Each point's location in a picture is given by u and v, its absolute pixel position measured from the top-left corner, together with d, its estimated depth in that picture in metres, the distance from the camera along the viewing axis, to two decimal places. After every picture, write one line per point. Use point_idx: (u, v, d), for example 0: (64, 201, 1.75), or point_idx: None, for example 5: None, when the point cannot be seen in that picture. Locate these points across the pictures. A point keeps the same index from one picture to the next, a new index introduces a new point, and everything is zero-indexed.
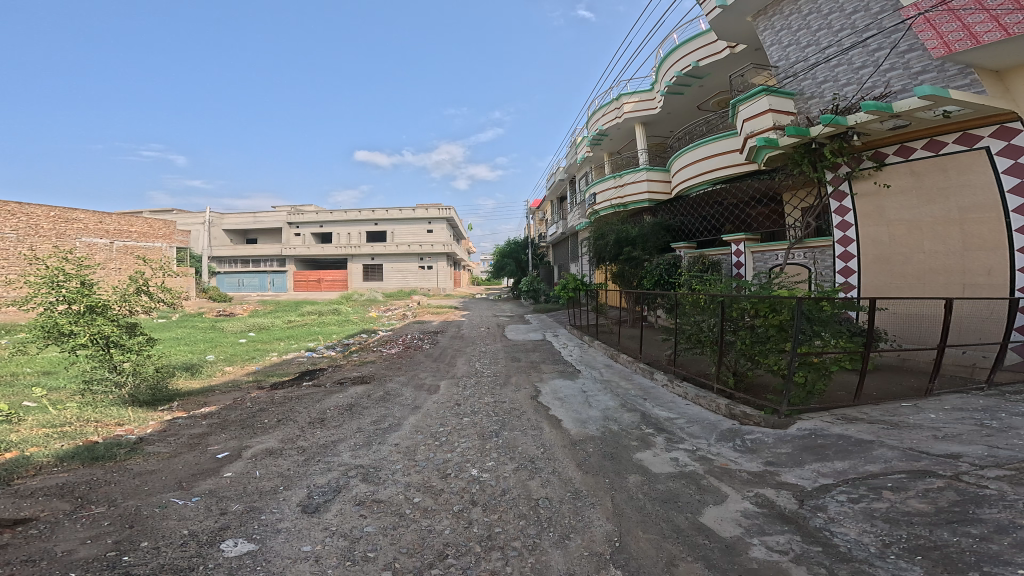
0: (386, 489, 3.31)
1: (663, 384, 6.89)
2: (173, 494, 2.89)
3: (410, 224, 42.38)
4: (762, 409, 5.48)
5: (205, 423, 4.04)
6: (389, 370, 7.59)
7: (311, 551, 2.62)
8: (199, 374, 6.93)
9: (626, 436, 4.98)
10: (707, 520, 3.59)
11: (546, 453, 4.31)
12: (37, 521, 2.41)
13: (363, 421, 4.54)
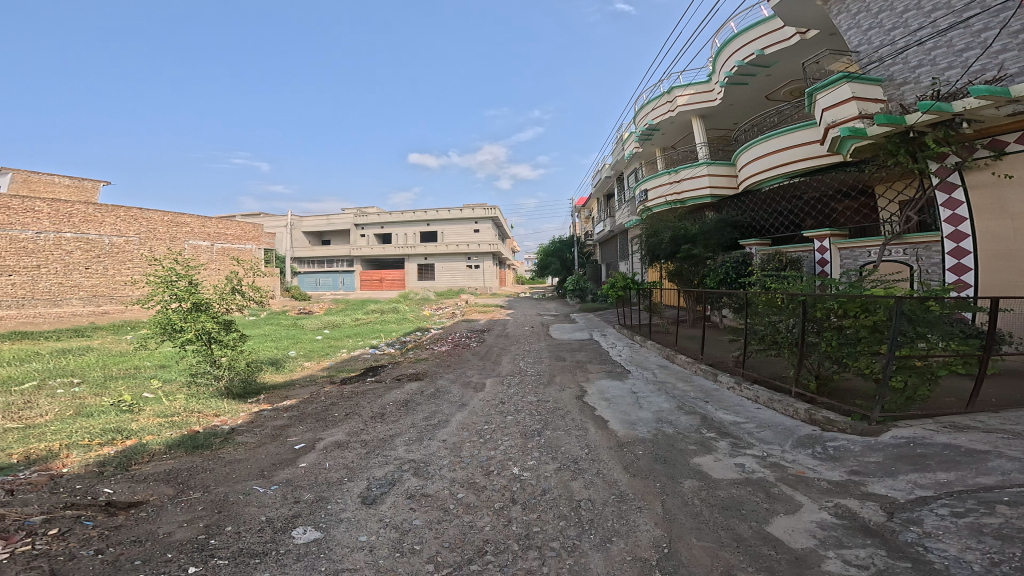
0: (433, 484, 3.53)
1: (728, 386, 6.61)
2: (256, 482, 3.31)
3: (458, 224, 43.49)
4: (850, 415, 5.08)
5: (287, 416, 4.55)
6: (437, 368, 7.89)
7: (367, 541, 2.86)
8: (282, 369, 7.77)
9: (683, 440, 4.89)
10: (775, 530, 3.41)
11: (590, 453, 4.34)
12: (147, 505, 2.90)
13: (417, 417, 4.82)
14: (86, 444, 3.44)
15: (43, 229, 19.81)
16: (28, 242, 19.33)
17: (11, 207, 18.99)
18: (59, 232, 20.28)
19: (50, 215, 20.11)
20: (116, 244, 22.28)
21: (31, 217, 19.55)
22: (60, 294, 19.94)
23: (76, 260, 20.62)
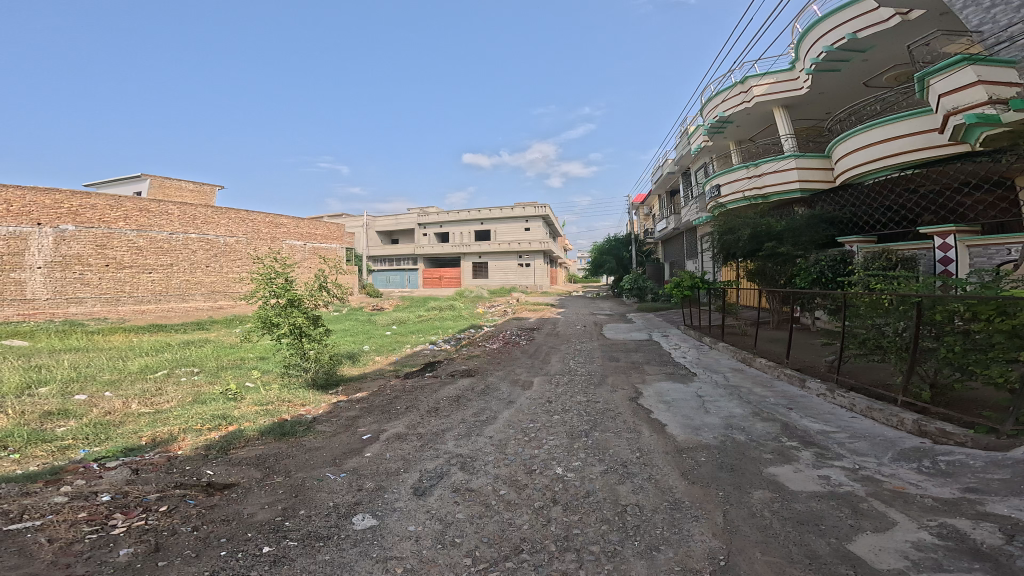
0: (478, 479, 3.65)
1: (818, 394, 6.22)
2: (329, 469, 3.70)
3: (510, 223, 44.06)
4: (972, 428, 4.43)
5: (359, 407, 5.12)
6: (490, 365, 8.12)
7: (415, 531, 2.97)
8: (356, 362, 8.53)
9: (758, 449, 4.61)
10: (857, 549, 3.06)
11: (641, 458, 4.30)
12: (237, 487, 3.41)
13: (466, 413, 5.08)
14: (199, 429, 4.32)
15: (176, 231, 22.52)
16: (164, 242, 22.04)
17: (153, 211, 21.67)
18: (186, 233, 22.94)
19: (180, 217, 22.75)
20: (229, 245, 24.95)
21: (165, 219, 22.20)
22: (187, 290, 22.69)
23: (198, 259, 23.29)
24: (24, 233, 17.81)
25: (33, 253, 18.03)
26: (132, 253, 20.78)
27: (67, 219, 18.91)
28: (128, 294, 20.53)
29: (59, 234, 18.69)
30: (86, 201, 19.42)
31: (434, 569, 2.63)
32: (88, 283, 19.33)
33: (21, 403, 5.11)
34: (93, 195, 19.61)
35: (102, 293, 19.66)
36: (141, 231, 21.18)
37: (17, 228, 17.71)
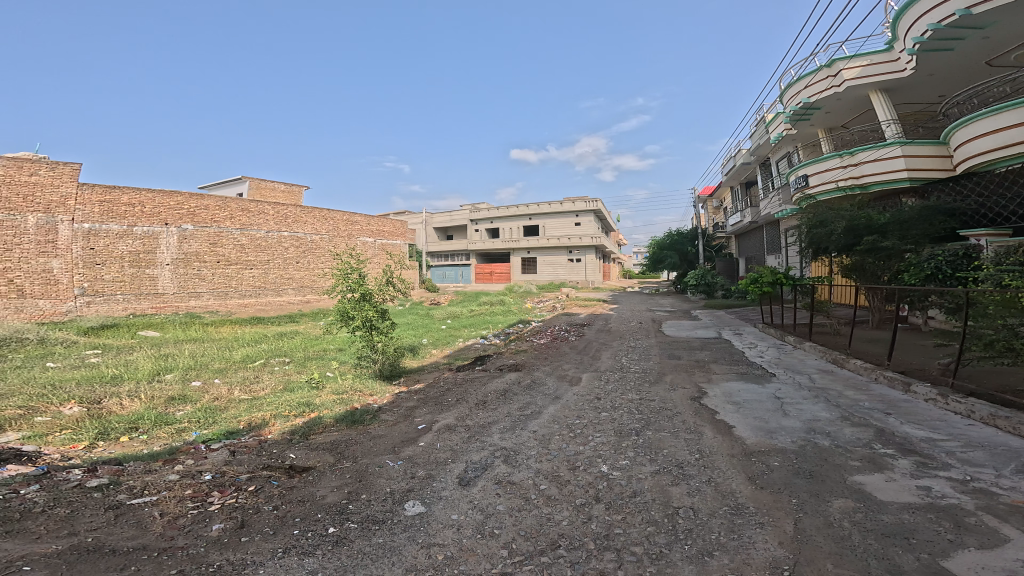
0: (519, 472, 3.71)
1: (924, 398, 5.61)
2: (388, 457, 4.01)
3: (559, 218, 44.18)
4: None
5: (416, 397, 5.72)
6: (538, 361, 8.17)
7: (457, 519, 3.04)
8: (415, 355, 9.05)
9: (843, 456, 4.23)
10: (953, 566, 2.66)
11: (701, 459, 4.14)
12: (313, 470, 3.81)
13: (512, 407, 5.28)
14: (286, 415, 4.98)
15: (270, 229, 24.22)
16: (262, 240, 23.76)
17: (252, 211, 23.41)
18: (279, 232, 24.65)
19: (273, 217, 24.48)
20: (314, 242, 26.78)
21: (261, 218, 23.85)
22: (280, 285, 24.49)
23: (287, 256, 25.05)
24: (153, 233, 19.55)
25: (160, 250, 19.79)
26: (236, 249, 22.51)
27: (186, 219, 20.62)
28: (234, 289, 22.34)
29: (179, 233, 20.43)
30: (199, 202, 21.07)
31: (472, 559, 2.68)
32: (203, 279, 21.12)
33: (152, 388, 6.14)
34: (205, 197, 21.25)
35: (215, 288, 21.51)
36: (243, 229, 22.90)
37: (147, 228, 19.42)
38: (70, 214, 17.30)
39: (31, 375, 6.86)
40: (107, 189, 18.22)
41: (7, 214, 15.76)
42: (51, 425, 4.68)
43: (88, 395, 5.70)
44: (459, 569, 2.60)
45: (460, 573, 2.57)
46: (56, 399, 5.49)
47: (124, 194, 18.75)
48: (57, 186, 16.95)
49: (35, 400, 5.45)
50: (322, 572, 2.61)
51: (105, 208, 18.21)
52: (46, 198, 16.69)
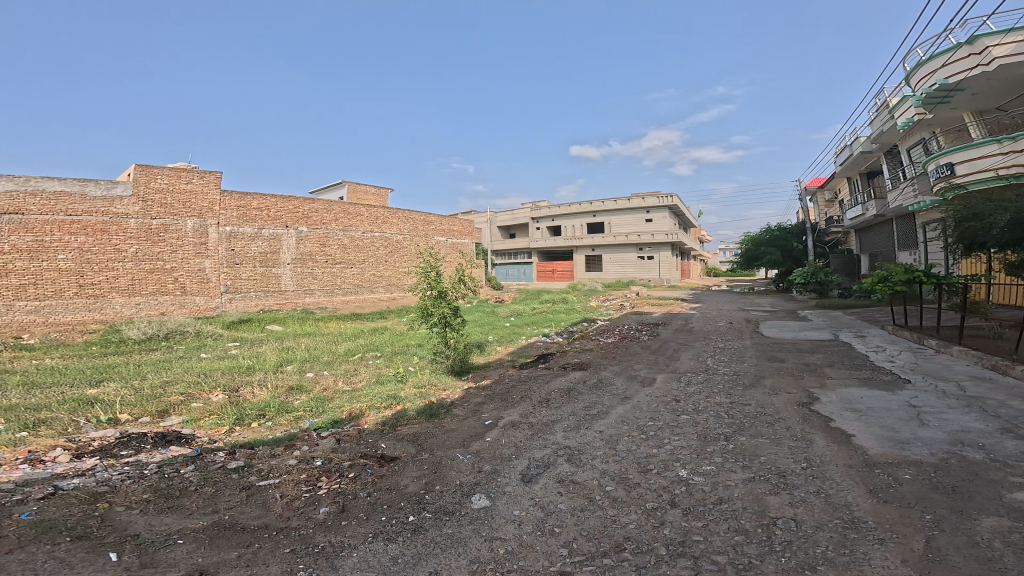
0: (583, 472, 3.63)
1: None
2: (458, 450, 4.14)
3: (626, 215, 43.15)
4: None
5: (483, 393, 5.92)
6: (604, 359, 7.98)
7: (519, 515, 3.06)
8: (482, 352, 9.31)
9: (995, 470, 3.55)
10: None
11: (809, 468, 3.69)
12: (398, 461, 4.03)
13: (576, 407, 5.23)
14: (378, 407, 5.40)
15: (365, 230, 25.69)
16: (357, 240, 25.25)
17: (351, 213, 24.99)
18: (372, 232, 26.06)
19: (368, 219, 25.90)
20: (398, 241, 27.75)
21: (353, 218, 25.15)
22: (372, 282, 25.86)
23: (379, 256, 26.41)
24: (276, 234, 21.59)
25: (282, 250, 21.80)
26: (339, 248, 24.28)
27: (300, 222, 22.66)
28: (339, 287, 24.10)
29: (297, 234, 22.51)
30: (309, 205, 23.01)
31: (531, 555, 2.67)
32: (315, 278, 23.10)
33: (276, 378, 6.98)
34: (314, 201, 23.20)
35: (325, 285, 23.49)
36: (345, 231, 24.63)
37: (272, 231, 21.49)
38: (213, 217, 19.39)
39: (189, 365, 8.04)
40: (242, 196, 20.41)
41: (172, 218, 18.14)
42: (200, 411, 5.42)
43: (229, 383, 6.60)
44: (518, 565, 2.61)
45: (520, 568, 2.58)
46: (205, 387, 6.39)
47: (256, 200, 20.94)
48: (205, 194, 19.16)
49: (190, 387, 6.37)
50: (399, 557, 2.72)
51: (243, 213, 20.39)
52: (195, 203, 18.87)
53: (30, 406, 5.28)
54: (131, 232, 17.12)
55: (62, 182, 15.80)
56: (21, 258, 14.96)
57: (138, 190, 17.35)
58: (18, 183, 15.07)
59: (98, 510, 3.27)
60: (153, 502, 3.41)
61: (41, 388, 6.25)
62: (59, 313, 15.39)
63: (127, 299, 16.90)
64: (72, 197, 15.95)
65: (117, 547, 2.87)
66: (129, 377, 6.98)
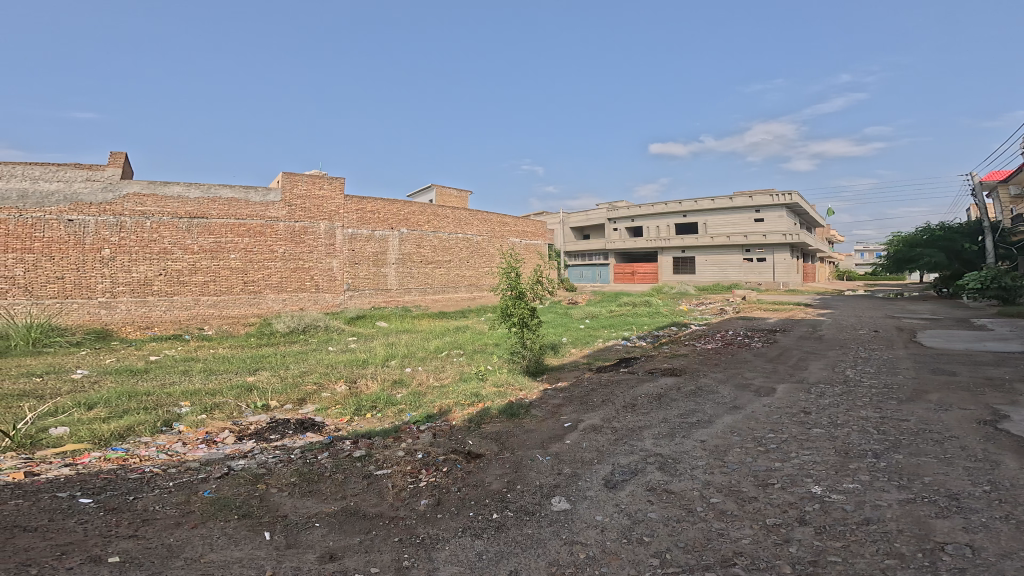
0: (679, 482, 3.32)
1: None
2: (537, 451, 4.12)
3: (728, 215, 39.31)
4: None
5: (562, 396, 6.06)
6: (701, 365, 7.45)
7: (602, 521, 2.89)
8: (557, 353, 9.42)
9: None
10: None
11: (994, 492, 2.92)
12: (483, 459, 4.12)
13: (671, 413, 4.92)
14: (463, 404, 5.83)
15: (450, 231, 25.82)
16: (445, 241, 25.55)
17: (439, 214, 25.40)
18: (456, 234, 26.12)
19: (452, 220, 26.00)
20: (479, 243, 27.68)
21: (440, 220, 25.36)
22: (456, 282, 26.02)
23: (462, 257, 26.49)
24: (383, 236, 22.60)
25: (387, 251, 22.79)
26: (431, 249, 24.78)
27: (400, 224, 23.46)
28: (430, 286, 24.68)
29: (399, 236, 23.30)
30: (406, 207, 23.69)
31: (614, 562, 2.50)
32: (413, 277, 23.89)
33: (382, 371, 7.68)
34: (410, 204, 23.79)
35: (421, 285, 24.23)
36: (434, 232, 25.02)
37: (380, 232, 22.56)
38: (337, 219, 20.89)
39: (322, 356, 9.15)
40: (359, 199, 21.79)
41: (310, 221, 19.97)
42: (329, 400, 6.12)
43: (349, 375, 7.40)
44: (600, 571, 2.45)
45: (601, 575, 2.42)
46: (332, 377, 7.22)
47: (371, 202, 22.24)
48: (333, 198, 20.72)
49: (322, 377, 7.27)
50: (484, 554, 2.69)
51: (362, 215, 21.84)
52: (326, 206, 20.54)
53: (206, 390, 6.40)
54: (280, 234, 19.15)
55: (231, 189, 18.24)
56: (205, 257, 17.53)
57: (286, 196, 19.32)
58: (203, 191, 17.64)
59: (258, 491, 3.74)
60: (297, 485, 3.83)
61: (216, 374, 7.58)
62: (231, 307, 17.88)
63: (277, 295, 18.97)
64: (239, 203, 18.29)
65: (270, 527, 3.22)
66: (277, 366, 8.21)
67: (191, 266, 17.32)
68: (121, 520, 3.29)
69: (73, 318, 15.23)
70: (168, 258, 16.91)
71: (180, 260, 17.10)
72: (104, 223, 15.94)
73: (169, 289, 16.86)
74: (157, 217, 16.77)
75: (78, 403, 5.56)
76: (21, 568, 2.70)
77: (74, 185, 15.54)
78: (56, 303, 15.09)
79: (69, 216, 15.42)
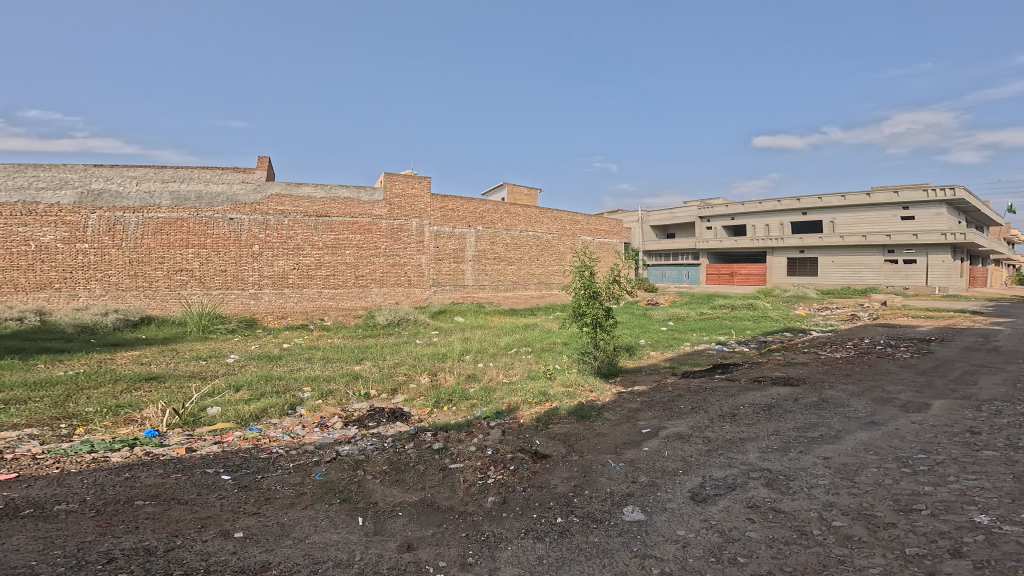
0: (790, 502, 3.31)
1: None
2: (610, 459, 4.26)
3: (867, 212, 35.47)
4: None
5: (639, 400, 6.33)
6: (827, 376, 7.34)
7: (682, 536, 2.94)
8: (632, 356, 9.82)
9: None
10: None
11: None
12: (549, 460, 4.29)
13: (785, 427, 4.99)
14: (530, 403, 6.18)
15: (522, 229, 26.02)
16: (517, 239, 25.78)
17: (511, 213, 25.59)
18: (527, 231, 26.26)
19: (524, 218, 26.11)
20: (549, 241, 27.56)
21: (512, 218, 25.64)
22: (526, 280, 26.22)
23: (533, 255, 26.56)
24: (462, 233, 23.39)
25: (465, 247, 23.58)
26: (504, 246, 25.16)
27: (477, 221, 24.07)
28: (503, 282, 25.04)
29: (475, 233, 23.96)
30: (482, 205, 24.25)
31: None
32: (487, 274, 24.43)
33: (457, 365, 8.19)
34: (485, 201, 24.30)
35: (490, 282, 24.50)
36: (508, 229, 25.36)
37: (460, 230, 23.39)
38: (426, 217, 22.06)
39: (412, 349, 9.96)
40: (443, 198, 22.73)
41: (404, 220, 21.34)
42: (416, 391, 6.59)
43: (433, 368, 7.91)
44: None
45: None
46: (419, 370, 7.75)
47: (452, 202, 23.06)
48: (421, 197, 21.91)
49: (412, 369, 7.84)
50: (545, 559, 2.73)
51: (445, 214, 22.80)
52: (416, 205, 21.80)
53: (323, 376, 7.21)
54: (382, 231, 20.83)
55: (347, 189, 20.27)
56: (327, 253, 19.73)
57: (387, 195, 20.97)
58: (325, 193, 19.83)
59: (357, 477, 3.96)
60: (389, 474, 4.00)
61: (332, 362, 8.47)
62: (343, 301, 19.99)
63: (380, 288, 20.79)
64: (353, 202, 20.29)
65: (364, 513, 3.37)
66: (378, 357, 8.99)
67: (317, 262, 19.59)
68: (249, 497, 3.68)
69: (231, 308, 18.09)
70: (299, 254, 19.26)
71: (308, 255, 19.40)
72: (255, 222, 18.52)
73: (301, 282, 19.27)
74: (293, 216, 19.18)
75: (229, 384, 6.52)
76: (171, 538, 3.14)
77: (234, 187, 18.37)
78: (219, 294, 17.98)
79: (231, 215, 18.17)
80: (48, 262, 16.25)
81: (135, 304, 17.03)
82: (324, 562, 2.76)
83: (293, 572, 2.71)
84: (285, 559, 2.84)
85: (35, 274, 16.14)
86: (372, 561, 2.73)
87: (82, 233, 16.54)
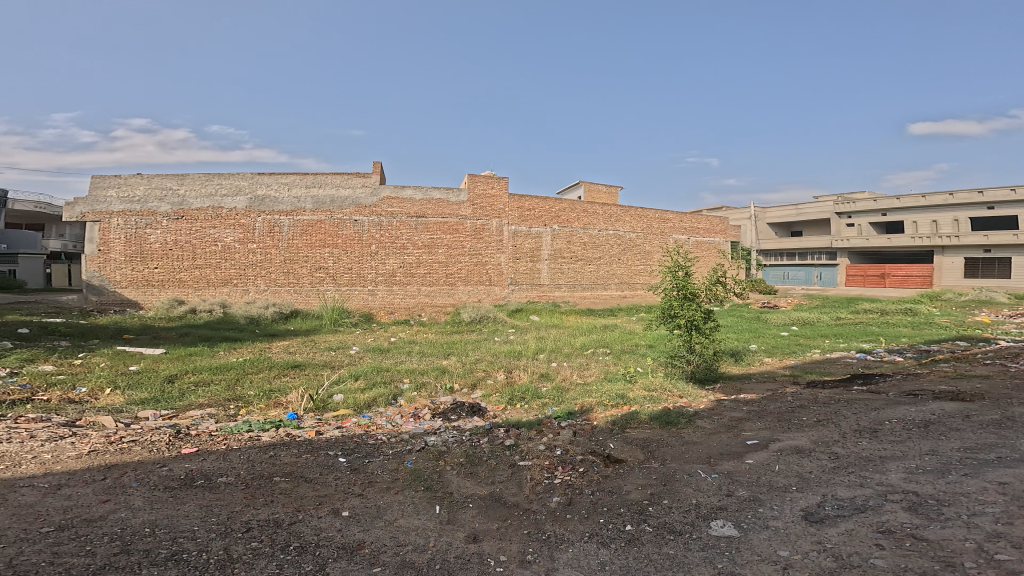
0: (937, 530, 2.90)
1: None
2: (701, 469, 4.03)
3: None
4: None
5: (745, 408, 5.85)
6: (1016, 392, 6.00)
7: (784, 556, 2.75)
8: (740, 361, 9.12)
9: None
10: None
11: None
12: (623, 465, 4.15)
13: (948, 445, 4.28)
14: (606, 404, 6.10)
15: (601, 228, 25.07)
16: (595, 239, 24.89)
17: (589, 211, 24.72)
18: (607, 231, 25.21)
19: (604, 217, 25.13)
20: (632, 241, 26.18)
21: (590, 217, 24.82)
22: (606, 280, 25.15)
23: (614, 255, 25.49)
24: (539, 233, 23.30)
25: (542, 247, 23.50)
26: (581, 246, 24.51)
27: (553, 221, 23.74)
28: (580, 282, 24.46)
29: (551, 233, 23.71)
30: (557, 205, 23.78)
31: None
32: (563, 273, 24.07)
33: (532, 364, 8.25)
34: (560, 201, 23.78)
35: (565, 280, 24.08)
36: (585, 229, 24.60)
37: (537, 230, 23.32)
38: (504, 217, 22.51)
39: (490, 346, 10.25)
40: (522, 197, 22.86)
41: (484, 219, 22.08)
42: (493, 387, 6.76)
43: (511, 366, 8.07)
44: None
45: None
46: (495, 367, 7.96)
47: (530, 201, 23.12)
48: (501, 197, 22.39)
49: (488, 366, 8.07)
50: (607, 565, 2.73)
51: (523, 214, 22.91)
52: (495, 205, 22.36)
53: (417, 369, 7.69)
54: (467, 231, 21.85)
55: (439, 190, 21.48)
56: (423, 251, 21.22)
57: (471, 196, 21.88)
58: (422, 194, 21.24)
59: (439, 467, 4.07)
60: (464, 465, 4.09)
61: (427, 356, 8.99)
62: (434, 299, 21.50)
63: (465, 286, 21.97)
64: (444, 203, 21.49)
65: (440, 501, 3.48)
66: (462, 352, 9.37)
67: (416, 260, 21.22)
68: (357, 479, 3.90)
69: (354, 302, 20.49)
70: (404, 252, 21.04)
71: (411, 253, 21.11)
72: (372, 222, 20.65)
73: (404, 278, 21.10)
74: (401, 216, 20.95)
75: (350, 373, 7.19)
76: (295, 513, 3.42)
77: (357, 192, 20.54)
78: (345, 289, 20.42)
79: (356, 217, 20.48)
80: (229, 260, 19.75)
81: (287, 298, 19.96)
82: (405, 545, 2.91)
83: (380, 552, 2.83)
84: (376, 539, 2.97)
85: (222, 270, 19.70)
86: (443, 549, 2.89)
87: (252, 233, 19.80)
